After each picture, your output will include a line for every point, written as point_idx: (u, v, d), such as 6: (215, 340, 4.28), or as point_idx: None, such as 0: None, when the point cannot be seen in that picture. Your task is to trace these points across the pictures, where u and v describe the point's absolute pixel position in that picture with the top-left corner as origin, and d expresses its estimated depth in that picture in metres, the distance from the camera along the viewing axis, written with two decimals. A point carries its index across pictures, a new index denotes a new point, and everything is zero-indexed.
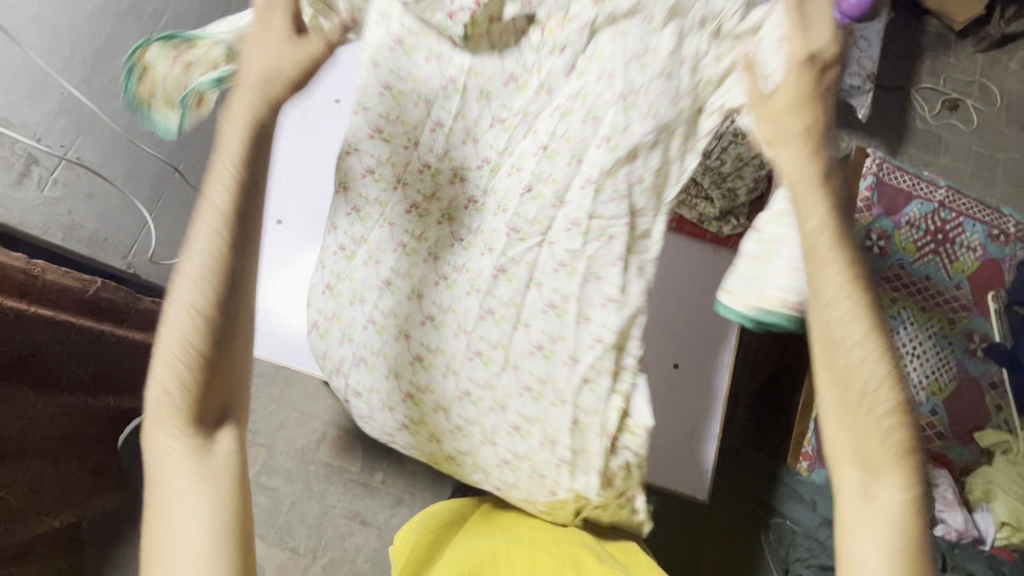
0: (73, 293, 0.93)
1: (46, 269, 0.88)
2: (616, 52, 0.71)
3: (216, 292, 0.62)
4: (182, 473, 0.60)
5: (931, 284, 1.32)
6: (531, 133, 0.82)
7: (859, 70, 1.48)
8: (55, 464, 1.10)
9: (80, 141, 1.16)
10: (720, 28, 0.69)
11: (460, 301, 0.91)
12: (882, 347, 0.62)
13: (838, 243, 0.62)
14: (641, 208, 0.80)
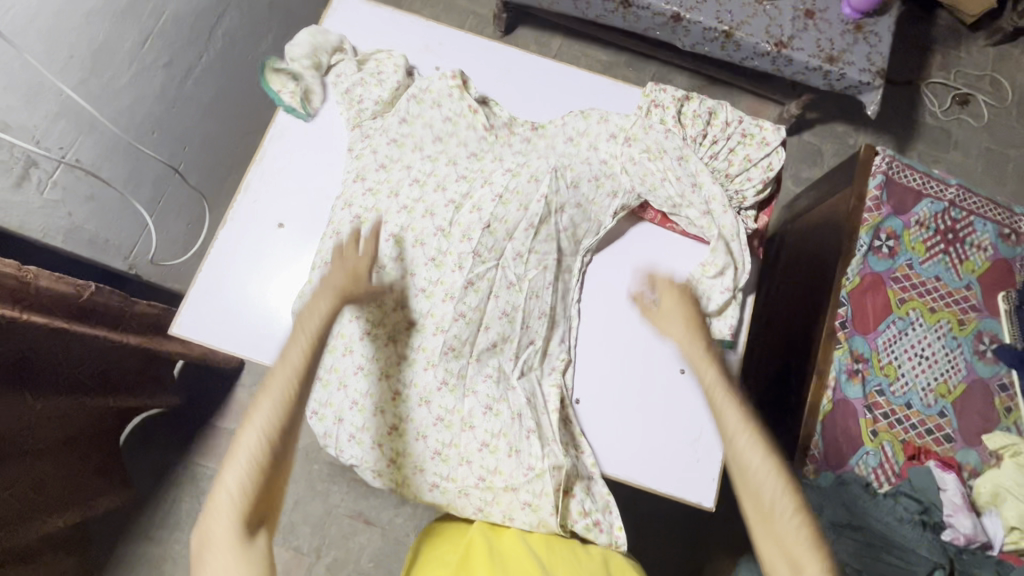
0: (66, 300, 0.92)
1: (38, 275, 0.86)
2: (588, 134, 0.94)
3: (296, 401, 0.69)
4: (227, 563, 0.60)
5: (941, 284, 1.30)
6: (488, 183, 0.91)
7: (869, 65, 1.45)
8: (55, 465, 1.10)
9: (80, 142, 1.06)
10: (663, 121, 0.93)
11: (437, 306, 0.90)
12: (779, 465, 0.69)
13: (728, 388, 0.76)
14: (563, 250, 0.92)
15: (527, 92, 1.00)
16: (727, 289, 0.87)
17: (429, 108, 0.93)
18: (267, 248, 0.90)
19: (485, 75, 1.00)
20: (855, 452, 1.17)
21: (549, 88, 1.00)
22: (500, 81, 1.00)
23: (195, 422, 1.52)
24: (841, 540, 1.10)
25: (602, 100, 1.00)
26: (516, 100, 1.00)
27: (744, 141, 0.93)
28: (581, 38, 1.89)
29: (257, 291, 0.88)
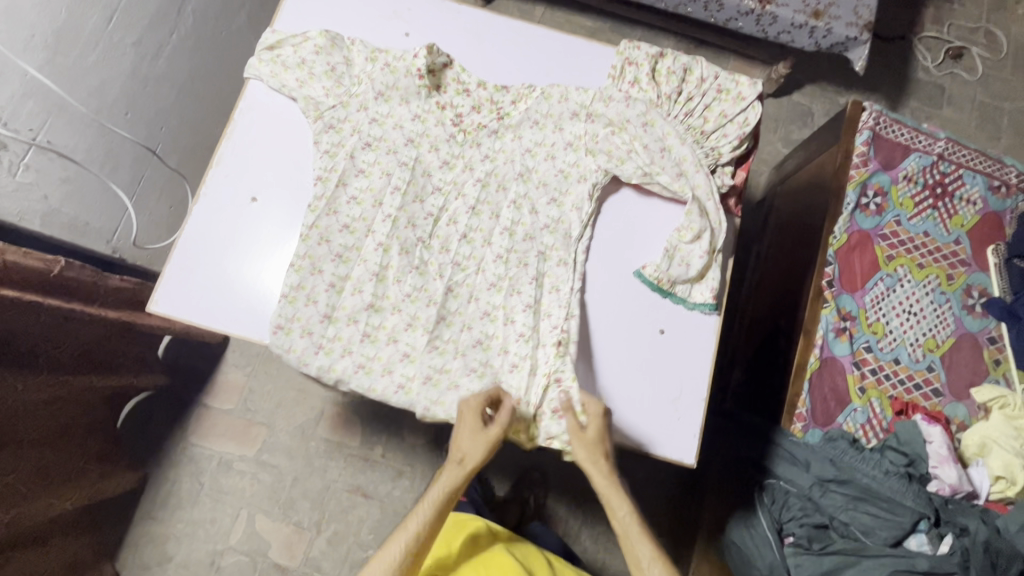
0: (37, 275, 0.92)
1: (6, 250, 0.86)
2: (562, 112, 0.92)
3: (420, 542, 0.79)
4: None
5: (928, 240, 1.29)
6: (461, 198, 0.90)
7: (855, 19, 1.42)
8: (53, 451, 1.14)
9: (50, 125, 1.05)
10: (638, 77, 0.91)
11: (436, 262, 0.88)
12: None
13: (643, 531, 0.80)
14: (552, 246, 0.88)
15: (500, 57, 0.96)
16: (704, 253, 0.86)
17: (399, 106, 0.91)
18: (245, 225, 0.89)
19: (457, 40, 0.96)
20: (844, 410, 1.17)
21: (523, 51, 0.97)
22: (473, 44, 0.96)
23: (189, 403, 1.54)
24: (827, 495, 1.09)
25: (577, 63, 0.96)
26: (489, 67, 0.96)
27: (720, 96, 0.90)
28: (564, 5, 1.85)
29: (237, 266, 0.88)
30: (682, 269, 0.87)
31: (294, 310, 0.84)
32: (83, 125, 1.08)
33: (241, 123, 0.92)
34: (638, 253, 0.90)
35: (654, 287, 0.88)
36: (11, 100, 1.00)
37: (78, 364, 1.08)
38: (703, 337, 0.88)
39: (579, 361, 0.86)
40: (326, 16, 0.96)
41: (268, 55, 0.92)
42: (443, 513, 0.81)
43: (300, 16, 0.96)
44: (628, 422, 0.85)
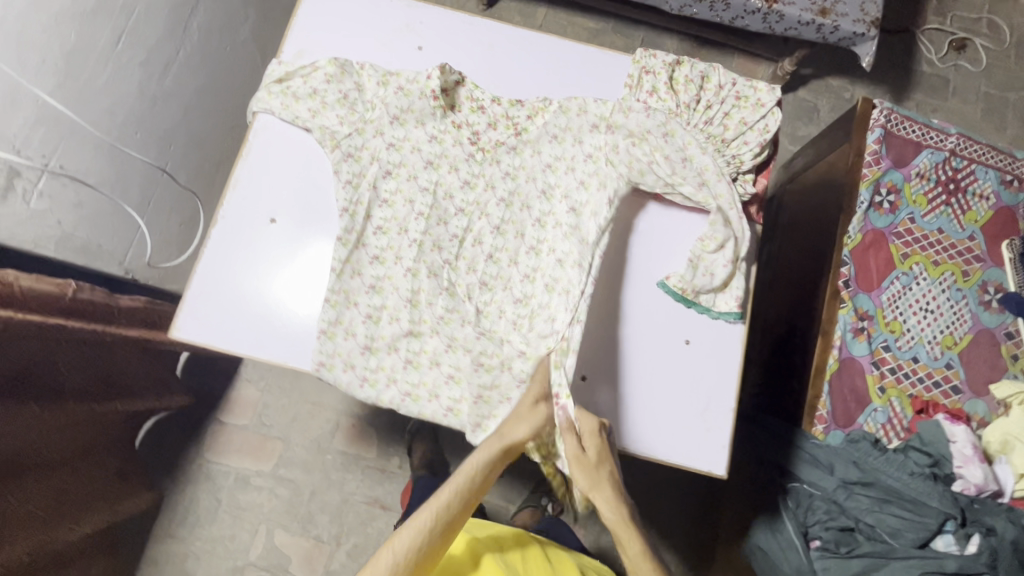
0: (54, 301, 0.91)
1: (20, 277, 0.86)
2: (582, 124, 0.91)
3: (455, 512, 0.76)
4: None
5: (943, 236, 1.29)
6: (484, 217, 0.89)
7: (863, 16, 1.41)
8: (73, 474, 1.13)
9: (63, 148, 1.05)
10: (657, 86, 0.90)
11: (461, 281, 0.88)
12: None
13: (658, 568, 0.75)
14: None
15: (514, 73, 0.95)
16: (729, 262, 0.85)
17: (414, 129, 0.89)
18: (261, 247, 0.88)
19: (470, 55, 0.95)
20: (864, 410, 1.18)
21: (536, 62, 0.95)
22: (486, 59, 0.95)
23: (204, 419, 1.53)
24: (851, 497, 1.08)
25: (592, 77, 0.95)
26: (503, 83, 0.94)
27: (739, 103, 0.89)
28: (565, 7, 1.84)
29: (257, 287, 0.87)
30: (707, 277, 0.86)
31: (334, 346, 0.84)
32: (97, 147, 1.10)
33: (256, 150, 0.91)
34: (660, 264, 0.90)
35: (681, 296, 0.87)
36: (24, 127, 1.01)
37: (100, 391, 1.07)
38: (730, 348, 0.88)
39: (609, 376, 0.86)
40: (337, 32, 0.95)
41: (278, 87, 0.91)
42: (477, 488, 0.78)
43: (309, 33, 0.95)
44: (655, 433, 0.85)
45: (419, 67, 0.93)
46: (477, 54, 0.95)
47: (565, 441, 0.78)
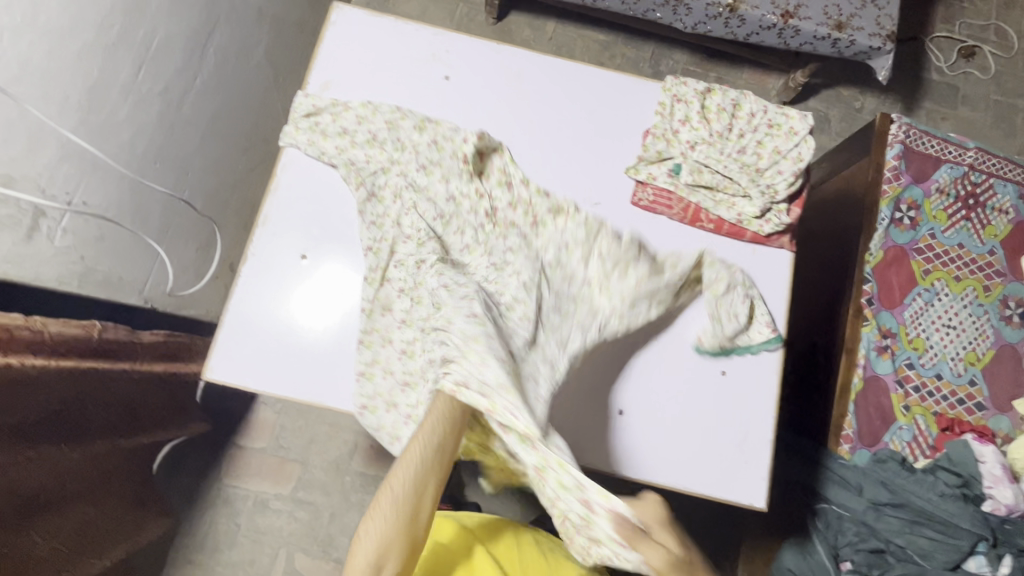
0: (78, 343, 0.92)
1: (47, 323, 0.87)
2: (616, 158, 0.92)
3: (430, 478, 0.72)
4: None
5: (963, 251, 1.29)
6: None
7: (879, 30, 1.40)
8: (96, 507, 1.12)
9: (83, 185, 0.92)
10: (688, 115, 0.91)
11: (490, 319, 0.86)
12: None
13: None
14: None
15: (545, 120, 0.94)
16: (744, 297, 0.88)
17: (438, 182, 0.87)
18: (290, 282, 0.87)
19: (500, 103, 0.94)
20: (889, 428, 1.18)
21: (576, 133, 0.94)
22: (518, 104, 0.94)
23: (221, 443, 1.52)
24: (881, 519, 1.09)
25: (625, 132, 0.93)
26: (547, 173, 0.92)
27: (771, 132, 0.89)
28: (575, 21, 1.84)
29: (286, 321, 0.86)
30: (730, 321, 0.86)
31: (374, 386, 0.83)
32: (112, 186, 0.98)
33: (279, 187, 0.89)
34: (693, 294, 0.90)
35: (721, 351, 0.88)
36: (53, 163, 0.87)
37: (121, 422, 1.11)
38: (766, 379, 0.88)
39: (643, 413, 0.86)
40: (363, 63, 0.94)
41: (306, 122, 0.90)
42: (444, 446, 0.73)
43: (345, 85, 0.93)
44: (690, 466, 0.85)
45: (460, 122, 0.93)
46: (505, 83, 0.95)
47: (647, 551, 0.65)
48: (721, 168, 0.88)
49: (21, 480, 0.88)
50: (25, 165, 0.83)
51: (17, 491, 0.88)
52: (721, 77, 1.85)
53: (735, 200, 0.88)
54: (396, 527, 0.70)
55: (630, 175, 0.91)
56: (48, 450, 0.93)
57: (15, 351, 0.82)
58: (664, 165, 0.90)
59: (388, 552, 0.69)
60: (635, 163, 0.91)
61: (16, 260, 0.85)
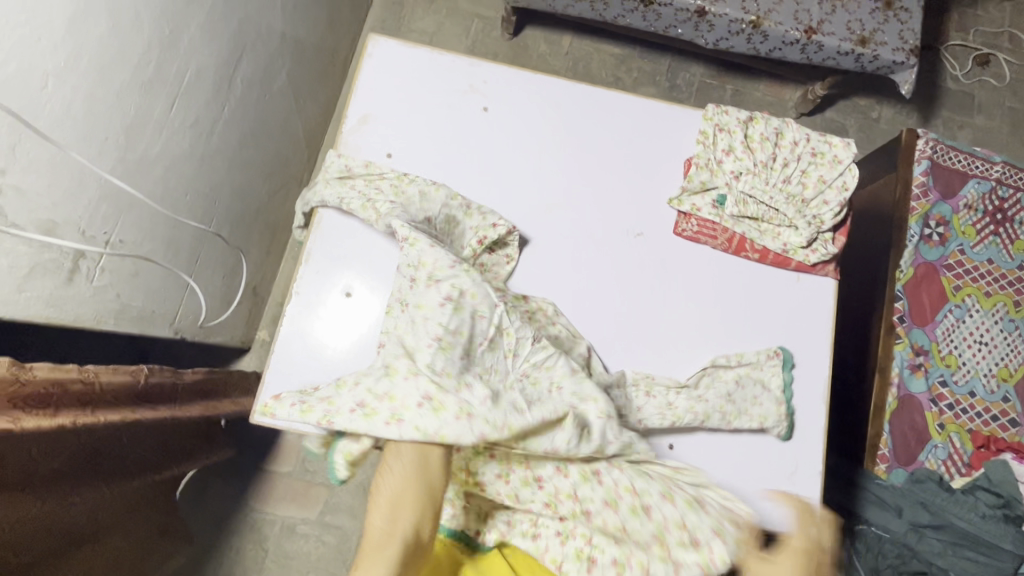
0: (127, 388, 0.92)
1: (98, 372, 0.86)
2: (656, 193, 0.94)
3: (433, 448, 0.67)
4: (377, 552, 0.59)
5: (993, 267, 1.29)
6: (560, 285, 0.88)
7: (902, 44, 1.40)
8: (125, 539, 1.10)
9: (122, 223, 0.91)
10: (732, 145, 0.92)
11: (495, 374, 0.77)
12: None
13: None
14: None
15: (587, 159, 0.95)
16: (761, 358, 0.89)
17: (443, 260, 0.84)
18: (339, 321, 0.87)
19: (536, 163, 0.94)
20: (925, 447, 1.17)
21: (617, 192, 0.94)
22: (558, 136, 0.95)
23: (248, 468, 1.51)
24: (923, 541, 1.11)
25: (667, 162, 0.95)
26: (584, 221, 0.93)
27: (814, 161, 0.91)
28: (591, 35, 1.83)
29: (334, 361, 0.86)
30: (757, 405, 0.86)
31: None
32: (149, 219, 0.97)
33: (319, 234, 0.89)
34: (739, 320, 0.91)
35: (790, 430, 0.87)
36: (92, 207, 0.84)
37: (151, 457, 1.08)
38: (812, 408, 0.89)
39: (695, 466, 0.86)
40: (402, 98, 0.94)
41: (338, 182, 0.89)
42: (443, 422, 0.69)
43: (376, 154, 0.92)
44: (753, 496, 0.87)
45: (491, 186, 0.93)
46: (545, 114, 0.96)
47: None
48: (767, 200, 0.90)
49: (64, 521, 0.86)
50: (69, 207, 0.80)
51: (59, 529, 0.86)
52: (738, 90, 1.84)
53: (779, 230, 0.90)
54: (406, 478, 0.64)
55: (672, 206, 0.93)
56: (89, 492, 0.91)
57: (66, 407, 0.80)
58: (707, 195, 0.92)
59: (402, 508, 0.62)
60: (679, 193, 0.92)
61: (58, 303, 0.83)
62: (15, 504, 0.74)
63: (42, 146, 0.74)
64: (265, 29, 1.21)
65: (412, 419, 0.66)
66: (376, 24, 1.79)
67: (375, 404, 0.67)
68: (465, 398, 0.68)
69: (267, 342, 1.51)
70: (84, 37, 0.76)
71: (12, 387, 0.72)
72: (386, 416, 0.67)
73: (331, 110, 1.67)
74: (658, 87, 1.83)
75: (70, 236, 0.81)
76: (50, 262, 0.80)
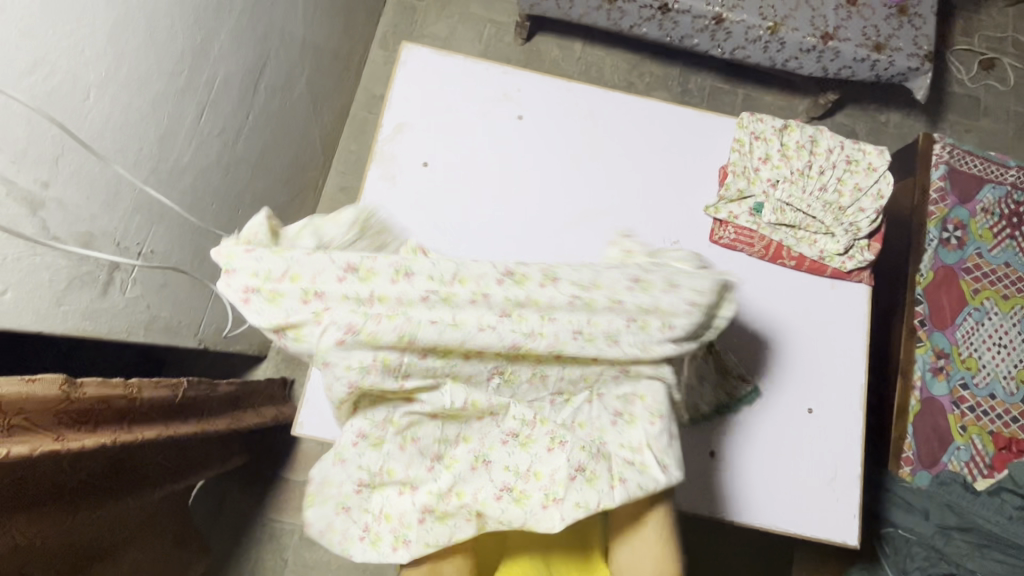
0: (165, 402, 0.91)
1: (141, 387, 0.85)
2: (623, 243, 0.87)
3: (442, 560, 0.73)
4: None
5: (1011, 270, 1.28)
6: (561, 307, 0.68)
7: (916, 50, 1.41)
8: (149, 550, 1.08)
9: (154, 233, 0.90)
10: (767, 153, 0.97)
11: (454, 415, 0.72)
12: None
13: None
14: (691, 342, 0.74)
15: (616, 167, 0.98)
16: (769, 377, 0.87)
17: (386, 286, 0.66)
18: None
19: (569, 164, 0.97)
20: (947, 449, 1.18)
21: (645, 200, 0.97)
22: (592, 139, 0.99)
23: (264, 477, 1.49)
24: (950, 543, 1.17)
25: (702, 170, 0.99)
26: (622, 221, 0.95)
27: (849, 170, 0.96)
28: (604, 41, 1.83)
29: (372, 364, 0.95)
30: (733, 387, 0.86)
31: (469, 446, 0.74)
32: (178, 228, 0.96)
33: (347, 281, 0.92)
34: (774, 317, 0.93)
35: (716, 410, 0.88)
36: (124, 218, 0.83)
37: (179, 469, 1.06)
38: (850, 413, 0.91)
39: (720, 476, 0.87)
40: (438, 103, 0.97)
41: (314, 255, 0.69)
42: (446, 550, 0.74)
43: (409, 144, 0.95)
44: (781, 517, 0.87)
45: (527, 182, 0.96)
46: (575, 121, 0.99)
47: None
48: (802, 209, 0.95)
49: (88, 534, 0.85)
50: (105, 220, 0.79)
51: (84, 539, 0.84)
52: (748, 94, 1.85)
53: (815, 237, 0.94)
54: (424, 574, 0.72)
55: (709, 213, 0.96)
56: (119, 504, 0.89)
57: (107, 422, 0.78)
58: (744, 203, 0.96)
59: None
60: (716, 200, 0.96)
61: (93, 314, 0.82)
62: (48, 519, 0.73)
63: (84, 155, 0.73)
64: (288, 36, 1.21)
65: (417, 535, 0.71)
66: (388, 29, 1.78)
67: (379, 528, 0.72)
68: (467, 502, 0.70)
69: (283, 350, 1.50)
70: (124, 47, 0.75)
71: (61, 404, 0.70)
72: (390, 539, 0.71)
73: (345, 115, 1.66)
74: (670, 92, 1.83)
75: (102, 247, 0.80)
76: (86, 273, 0.79)
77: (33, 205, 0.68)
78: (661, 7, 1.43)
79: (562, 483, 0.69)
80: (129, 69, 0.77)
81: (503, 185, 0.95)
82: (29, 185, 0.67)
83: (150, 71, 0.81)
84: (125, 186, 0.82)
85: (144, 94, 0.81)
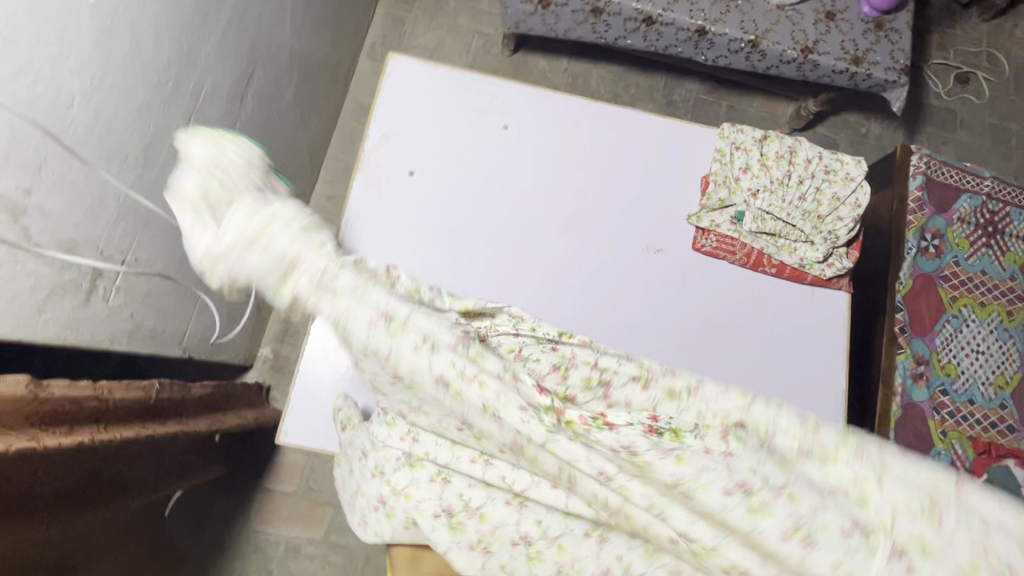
0: (139, 405, 0.90)
1: (111, 388, 0.84)
2: None
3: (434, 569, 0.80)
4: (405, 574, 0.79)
5: (987, 278, 1.31)
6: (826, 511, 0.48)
7: (893, 63, 1.45)
8: (129, 562, 1.05)
9: (138, 241, 0.90)
10: (748, 163, 1.00)
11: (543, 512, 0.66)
12: None
13: None
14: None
15: (604, 176, 1.00)
16: None
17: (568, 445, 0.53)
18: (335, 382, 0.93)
19: (559, 171, 0.99)
20: (928, 455, 1.21)
21: (631, 206, 0.99)
22: (579, 149, 1.00)
23: (249, 488, 1.48)
24: None
25: (685, 179, 1.01)
26: (615, 224, 0.98)
27: (827, 178, 1.00)
28: (590, 52, 1.85)
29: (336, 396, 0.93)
30: None
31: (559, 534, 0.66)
32: (162, 236, 0.95)
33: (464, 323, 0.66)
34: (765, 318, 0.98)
35: None
36: (108, 226, 0.82)
37: (157, 477, 1.05)
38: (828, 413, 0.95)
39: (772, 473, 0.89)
40: (424, 112, 0.98)
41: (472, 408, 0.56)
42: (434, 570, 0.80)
43: (400, 150, 0.96)
44: None
45: (525, 189, 0.97)
46: (562, 129, 1.01)
47: None
48: (781, 219, 0.98)
49: (70, 544, 0.83)
50: (89, 226, 0.79)
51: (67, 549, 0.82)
52: (732, 105, 1.88)
53: (796, 246, 0.98)
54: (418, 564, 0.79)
55: (691, 222, 0.99)
56: (95, 511, 0.88)
57: (79, 423, 0.78)
58: (726, 212, 0.99)
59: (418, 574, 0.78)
60: (698, 210, 0.99)
61: (75, 323, 0.82)
62: (25, 529, 0.71)
63: (69, 162, 0.73)
64: (276, 45, 1.21)
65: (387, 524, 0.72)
66: (376, 39, 1.79)
67: (356, 500, 0.76)
68: (410, 505, 0.70)
69: (269, 360, 1.49)
70: (108, 56, 0.75)
71: (29, 405, 0.69)
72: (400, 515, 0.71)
73: (333, 124, 1.66)
74: (655, 103, 1.86)
75: (87, 254, 0.79)
76: (68, 282, 0.78)
77: (16, 212, 0.67)
78: (645, 20, 1.46)
79: (486, 529, 0.68)
80: (112, 76, 0.77)
81: (498, 193, 0.96)
82: (11, 193, 0.66)
83: (134, 78, 0.81)
84: (110, 194, 0.81)
85: (127, 99, 0.80)
